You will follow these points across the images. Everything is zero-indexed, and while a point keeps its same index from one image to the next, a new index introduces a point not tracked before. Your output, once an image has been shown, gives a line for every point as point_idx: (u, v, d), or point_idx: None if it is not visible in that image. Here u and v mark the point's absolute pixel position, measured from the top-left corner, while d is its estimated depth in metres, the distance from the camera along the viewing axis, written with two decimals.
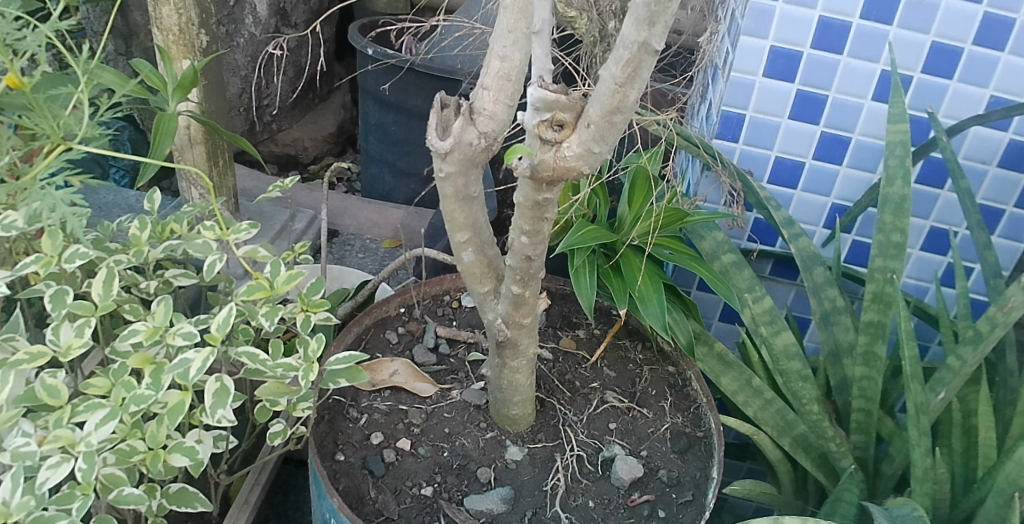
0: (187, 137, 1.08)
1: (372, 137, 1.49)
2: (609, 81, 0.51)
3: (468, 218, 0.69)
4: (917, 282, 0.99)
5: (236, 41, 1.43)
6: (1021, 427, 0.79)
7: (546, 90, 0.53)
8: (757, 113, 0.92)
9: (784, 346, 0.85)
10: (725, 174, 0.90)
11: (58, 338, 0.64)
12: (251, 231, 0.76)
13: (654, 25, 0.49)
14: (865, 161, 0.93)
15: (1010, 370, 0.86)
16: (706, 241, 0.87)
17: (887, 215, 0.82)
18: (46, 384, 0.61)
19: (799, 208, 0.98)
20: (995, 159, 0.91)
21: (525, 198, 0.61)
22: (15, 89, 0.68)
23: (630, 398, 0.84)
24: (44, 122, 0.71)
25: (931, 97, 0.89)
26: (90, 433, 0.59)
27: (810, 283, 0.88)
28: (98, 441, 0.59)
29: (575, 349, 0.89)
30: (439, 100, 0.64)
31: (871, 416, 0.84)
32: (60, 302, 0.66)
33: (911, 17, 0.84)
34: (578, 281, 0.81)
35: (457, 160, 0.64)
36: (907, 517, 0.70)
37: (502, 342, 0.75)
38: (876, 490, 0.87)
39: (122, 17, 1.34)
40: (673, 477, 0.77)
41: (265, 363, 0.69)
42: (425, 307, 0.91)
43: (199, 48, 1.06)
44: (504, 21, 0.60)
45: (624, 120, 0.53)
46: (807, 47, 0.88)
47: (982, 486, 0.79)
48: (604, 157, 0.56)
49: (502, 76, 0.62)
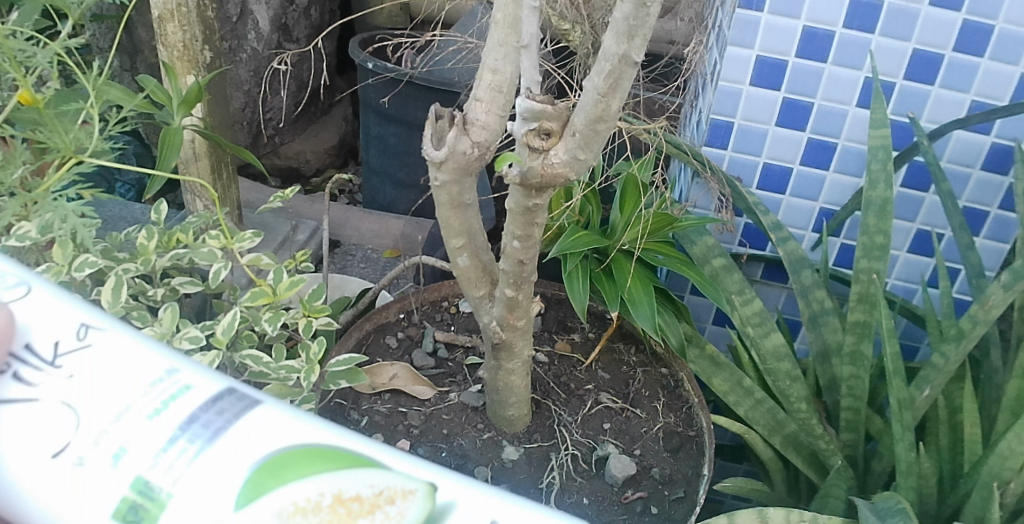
0: (192, 150, 1.11)
1: (373, 149, 1.52)
2: (593, 91, 0.54)
3: (463, 224, 0.71)
4: (905, 284, 1.01)
5: (239, 56, 1.46)
6: (1005, 423, 0.82)
7: (533, 100, 0.57)
8: (745, 120, 0.95)
9: (773, 347, 0.87)
10: (715, 180, 0.92)
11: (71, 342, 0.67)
12: (254, 239, 0.78)
13: (633, 38, 0.52)
14: (851, 167, 0.96)
15: (995, 367, 0.88)
16: (697, 246, 0.89)
17: (871, 217, 0.84)
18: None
19: (788, 212, 1.00)
20: (979, 162, 0.94)
21: (516, 204, 0.64)
22: (28, 104, 0.74)
23: (624, 399, 0.87)
24: (56, 138, 0.75)
25: (914, 102, 0.92)
26: None
27: (799, 286, 0.90)
28: None
29: (570, 352, 0.92)
30: (434, 111, 0.67)
31: (860, 414, 0.86)
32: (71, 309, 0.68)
33: (892, 25, 0.87)
34: (572, 285, 0.83)
35: (452, 169, 0.67)
36: (893, 510, 0.72)
37: (497, 344, 0.77)
38: (866, 487, 0.89)
39: (127, 34, 1.38)
40: (665, 474, 0.79)
41: (268, 366, 0.72)
42: (423, 312, 0.94)
43: (203, 63, 1.09)
44: (496, 34, 0.63)
45: (609, 128, 0.56)
46: (792, 56, 0.90)
47: (968, 481, 0.81)
48: (590, 164, 0.58)
49: (494, 88, 0.65)
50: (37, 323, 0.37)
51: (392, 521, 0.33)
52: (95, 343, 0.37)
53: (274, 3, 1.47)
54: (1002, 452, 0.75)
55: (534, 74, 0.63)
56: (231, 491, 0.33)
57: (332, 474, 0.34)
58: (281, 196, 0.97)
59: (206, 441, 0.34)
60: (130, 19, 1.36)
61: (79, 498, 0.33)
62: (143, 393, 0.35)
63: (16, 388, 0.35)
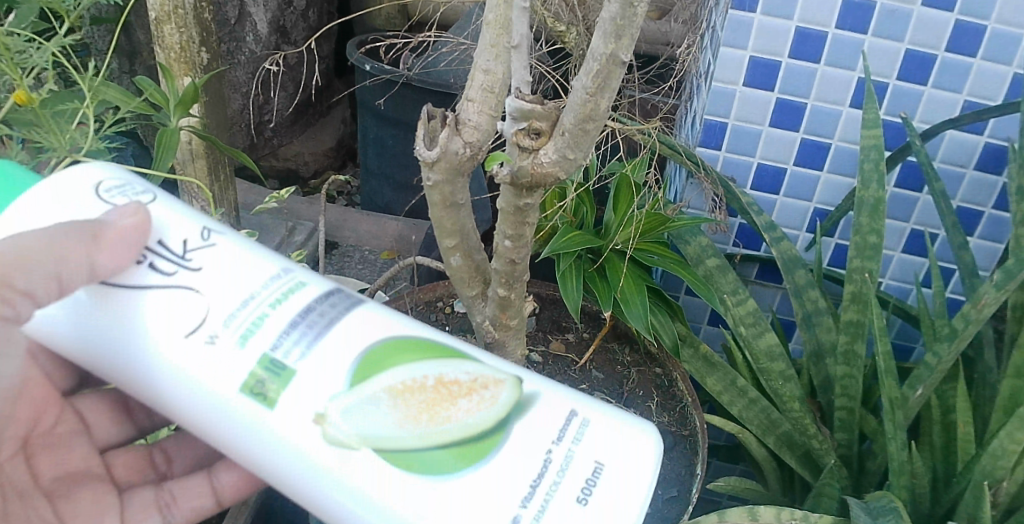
0: (189, 152, 1.12)
1: (370, 151, 1.52)
2: (581, 90, 0.55)
3: (456, 224, 0.72)
4: (900, 284, 1.01)
5: (237, 58, 1.47)
6: (998, 422, 0.82)
7: (522, 100, 0.57)
8: (738, 121, 0.95)
9: (767, 347, 0.87)
10: (708, 180, 0.92)
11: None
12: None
13: (621, 37, 0.52)
14: (845, 167, 0.96)
15: (989, 366, 0.89)
16: (691, 246, 0.89)
17: (864, 217, 0.84)
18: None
19: (782, 212, 1.01)
20: (972, 161, 0.94)
21: (507, 204, 0.64)
22: (23, 103, 0.74)
23: (618, 399, 0.87)
24: (52, 138, 0.76)
25: (907, 103, 0.92)
26: None
27: (793, 286, 0.90)
28: None
29: (565, 352, 0.92)
30: (426, 112, 0.68)
31: (854, 414, 0.86)
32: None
33: (885, 26, 0.88)
34: (565, 286, 0.84)
35: (444, 169, 0.68)
36: (885, 509, 0.72)
37: (490, 344, 0.77)
38: (861, 486, 0.89)
39: (126, 37, 1.39)
40: (659, 474, 0.80)
41: None
42: (418, 313, 0.94)
43: (199, 65, 1.10)
44: (488, 35, 0.64)
45: (598, 127, 0.56)
46: (785, 57, 0.91)
47: (961, 480, 0.81)
48: (579, 163, 0.58)
49: (486, 88, 0.66)
50: (164, 221, 0.54)
51: (484, 394, 0.52)
52: (217, 242, 0.53)
53: (272, 5, 1.48)
54: (994, 452, 0.75)
55: (525, 73, 0.61)
56: (348, 376, 0.50)
57: (429, 365, 0.52)
58: (278, 197, 0.98)
59: (325, 326, 0.51)
60: (128, 22, 1.36)
61: (216, 361, 0.50)
62: (259, 294, 0.52)
63: (154, 274, 0.52)
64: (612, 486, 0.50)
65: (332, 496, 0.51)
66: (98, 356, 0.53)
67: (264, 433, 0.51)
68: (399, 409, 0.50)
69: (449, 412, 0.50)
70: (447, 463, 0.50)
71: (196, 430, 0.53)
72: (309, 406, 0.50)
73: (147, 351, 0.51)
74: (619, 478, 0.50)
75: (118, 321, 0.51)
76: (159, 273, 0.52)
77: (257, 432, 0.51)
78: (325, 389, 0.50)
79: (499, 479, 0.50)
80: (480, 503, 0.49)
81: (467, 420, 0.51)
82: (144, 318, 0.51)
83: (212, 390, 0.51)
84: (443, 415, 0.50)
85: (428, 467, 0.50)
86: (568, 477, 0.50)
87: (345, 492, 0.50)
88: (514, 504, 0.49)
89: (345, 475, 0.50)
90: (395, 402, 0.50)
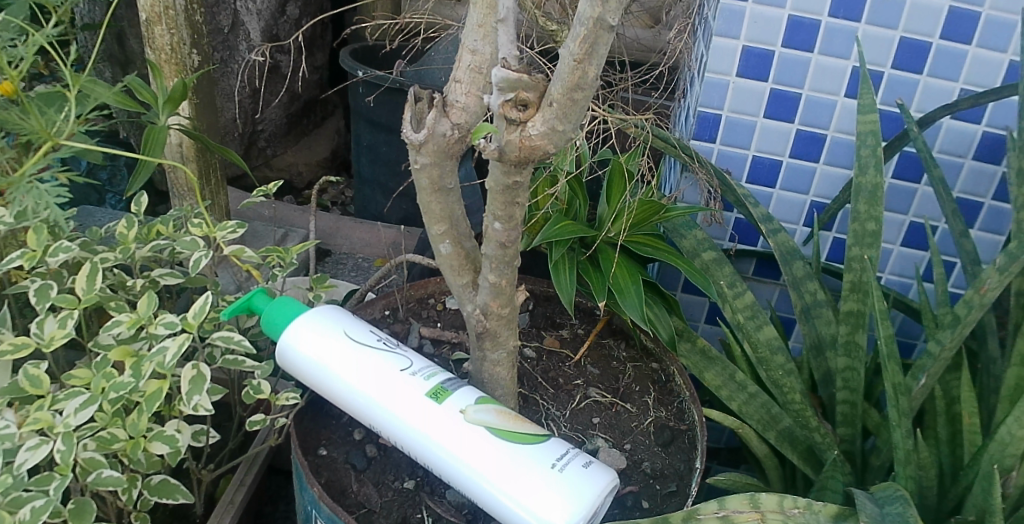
0: (180, 154, 1.13)
1: (364, 159, 1.51)
2: (568, 58, 0.54)
3: (445, 210, 0.70)
4: (899, 279, 1.00)
5: (231, 67, 1.47)
6: (1004, 412, 0.79)
7: (508, 70, 0.55)
8: (732, 112, 0.94)
9: (767, 339, 0.84)
10: (703, 171, 0.90)
11: (184, 397, 0.65)
12: (297, 397, 0.73)
13: (607, 1, 0.52)
14: (841, 158, 0.95)
15: (993, 356, 0.87)
16: (686, 239, 0.87)
17: (862, 204, 0.83)
18: (161, 439, 0.65)
19: (779, 206, 0.99)
20: (970, 151, 0.92)
21: (495, 182, 0.62)
22: (7, 95, 0.75)
23: (613, 394, 0.85)
24: (31, 122, 0.74)
25: (902, 90, 0.90)
26: (164, 352, 0.63)
27: (791, 277, 0.87)
28: (172, 362, 0.64)
29: (559, 348, 0.89)
30: (413, 93, 0.66)
31: (856, 408, 0.84)
32: (198, 387, 0.65)
33: (878, 13, 0.87)
34: (558, 277, 0.82)
35: (431, 151, 0.66)
36: (891, 498, 0.68)
37: (480, 333, 0.74)
38: (864, 482, 0.86)
39: (119, 46, 1.38)
40: (656, 469, 0.77)
41: (238, 345, 0.71)
42: (410, 309, 0.91)
43: (190, 66, 1.09)
44: (475, 15, 0.63)
45: (586, 98, 0.55)
46: (778, 46, 0.90)
47: (969, 472, 0.78)
48: (569, 137, 0.57)
49: (474, 69, 0.64)
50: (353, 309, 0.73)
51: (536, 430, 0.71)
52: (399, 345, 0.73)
53: (266, 14, 1.47)
54: (1002, 439, 0.73)
55: (511, 48, 0.59)
56: (475, 397, 0.70)
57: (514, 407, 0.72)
58: (278, 272, 0.85)
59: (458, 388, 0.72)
60: (121, 29, 1.36)
61: (390, 380, 0.69)
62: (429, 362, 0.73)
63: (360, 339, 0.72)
64: (602, 468, 0.68)
65: (448, 426, 0.67)
66: (314, 320, 0.72)
67: (420, 384, 0.69)
68: (500, 420, 0.69)
69: (529, 428, 0.69)
70: (528, 436, 0.68)
71: (349, 384, 0.69)
72: (450, 409, 0.68)
73: (348, 324, 0.73)
74: (604, 468, 0.68)
75: (333, 328, 0.72)
76: (363, 349, 0.71)
77: (399, 394, 0.69)
78: (457, 406, 0.69)
79: (543, 452, 0.67)
80: (526, 457, 0.66)
81: (533, 429, 0.69)
82: (343, 351, 0.70)
83: (377, 385, 0.69)
84: (525, 427, 0.69)
85: (516, 437, 0.67)
86: (581, 467, 0.67)
87: (444, 434, 0.67)
88: (549, 460, 0.67)
89: (461, 412, 0.68)
90: (496, 413, 0.69)
